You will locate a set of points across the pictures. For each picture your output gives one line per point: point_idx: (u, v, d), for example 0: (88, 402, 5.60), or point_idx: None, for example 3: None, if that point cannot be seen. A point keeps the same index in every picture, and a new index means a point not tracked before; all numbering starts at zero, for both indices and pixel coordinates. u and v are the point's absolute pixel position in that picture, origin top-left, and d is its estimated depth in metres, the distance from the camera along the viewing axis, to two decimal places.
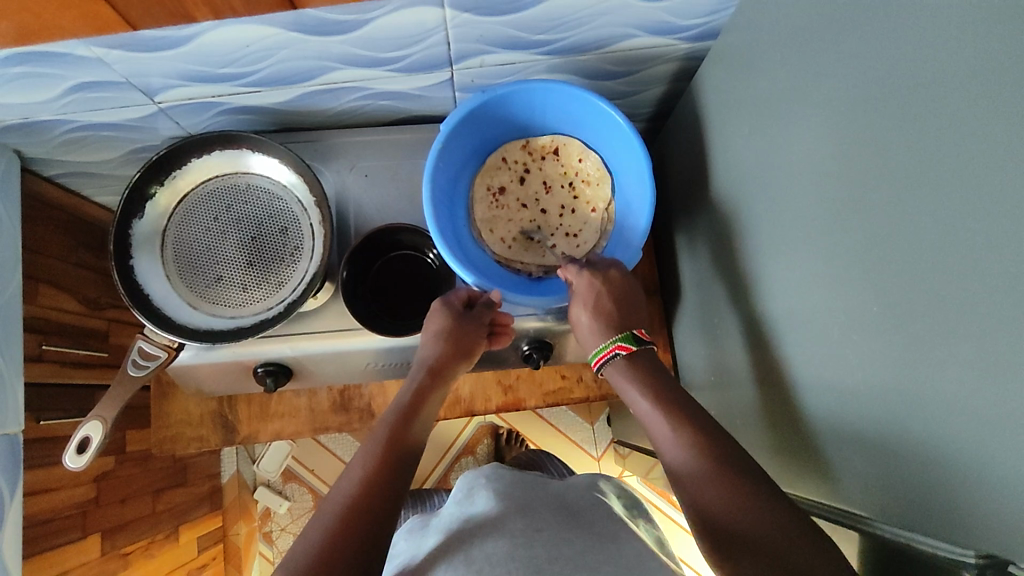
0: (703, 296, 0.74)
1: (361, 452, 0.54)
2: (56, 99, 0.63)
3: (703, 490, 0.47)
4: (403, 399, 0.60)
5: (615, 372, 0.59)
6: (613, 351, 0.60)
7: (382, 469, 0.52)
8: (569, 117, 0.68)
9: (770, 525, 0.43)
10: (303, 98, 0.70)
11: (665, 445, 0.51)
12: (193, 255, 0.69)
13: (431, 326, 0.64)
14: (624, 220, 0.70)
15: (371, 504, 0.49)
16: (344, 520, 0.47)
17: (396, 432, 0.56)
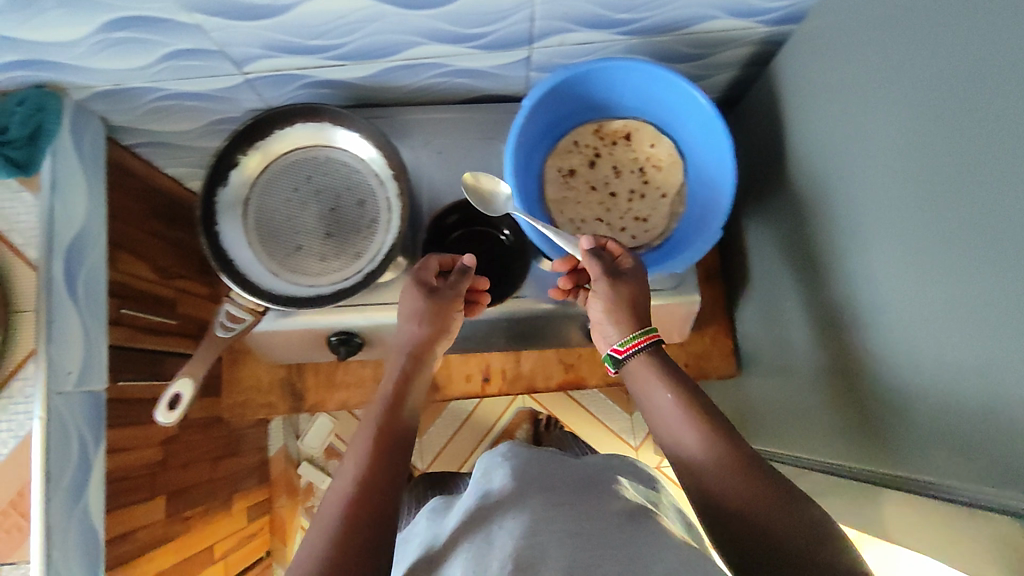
0: (773, 280, 0.74)
1: (355, 436, 0.55)
2: (150, 66, 0.64)
3: (724, 492, 0.49)
4: (392, 377, 0.61)
5: (643, 366, 0.57)
6: (651, 340, 0.58)
7: (379, 452, 0.53)
8: (650, 97, 0.67)
9: (781, 528, 0.46)
10: (384, 73, 0.71)
11: (679, 441, 0.53)
12: (274, 224, 0.71)
13: (410, 305, 0.64)
14: (697, 206, 0.68)
15: (375, 490, 0.51)
16: (353, 510, 0.49)
17: (388, 413, 0.57)
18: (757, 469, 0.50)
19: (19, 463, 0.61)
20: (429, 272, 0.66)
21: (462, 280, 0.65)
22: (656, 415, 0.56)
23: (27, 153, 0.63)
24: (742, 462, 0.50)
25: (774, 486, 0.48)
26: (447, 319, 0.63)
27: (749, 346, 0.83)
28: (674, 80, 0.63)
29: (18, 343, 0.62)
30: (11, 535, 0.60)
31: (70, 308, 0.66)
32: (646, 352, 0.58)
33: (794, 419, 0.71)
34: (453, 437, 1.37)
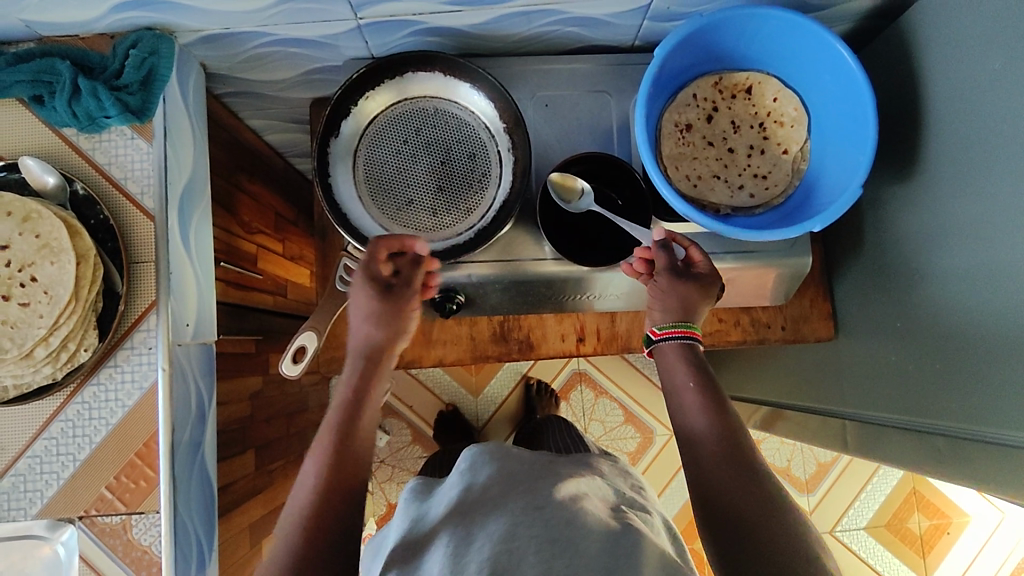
0: (892, 241, 0.73)
1: (315, 458, 0.58)
2: (266, 9, 0.62)
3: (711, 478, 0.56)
4: (348, 392, 0.63)
5: (671, 352, 0.65)
6: (685, 332, 0.65)
7: (340, 471, 0.57)
8: (777, 51, 0.66)
9: (787, 537, 0.52)
10: (497, 20, 0.69)
11: (691, 421, 0.61)
12: (384, 176, 0.70)
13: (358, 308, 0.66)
14: (820, 162, 0.67)
15: (331, 508, 0.55)
16: (306, 530, 0.54)
17: (346, 430, 0.60)
18: (746, 458, 0.57)
19: (144, 414, 0.60)
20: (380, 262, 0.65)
21: (415, 271, 0.67)
22: (678, 405, 0.63)
23: (141, 98, 0.62)
24: (732, 447, 0.58)
25: (752, 481, 0.55)
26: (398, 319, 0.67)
27: (848, 308, 0.81)
28: (811, 28, 0.61)
29: (139, 293, 0.61)
30: (140, 485, 0.60)
31: (185, 260, 0.65)
32: (678, 342, 0.65)
33: (896, 376, 0.71)
34: (505, 400, 1.36)
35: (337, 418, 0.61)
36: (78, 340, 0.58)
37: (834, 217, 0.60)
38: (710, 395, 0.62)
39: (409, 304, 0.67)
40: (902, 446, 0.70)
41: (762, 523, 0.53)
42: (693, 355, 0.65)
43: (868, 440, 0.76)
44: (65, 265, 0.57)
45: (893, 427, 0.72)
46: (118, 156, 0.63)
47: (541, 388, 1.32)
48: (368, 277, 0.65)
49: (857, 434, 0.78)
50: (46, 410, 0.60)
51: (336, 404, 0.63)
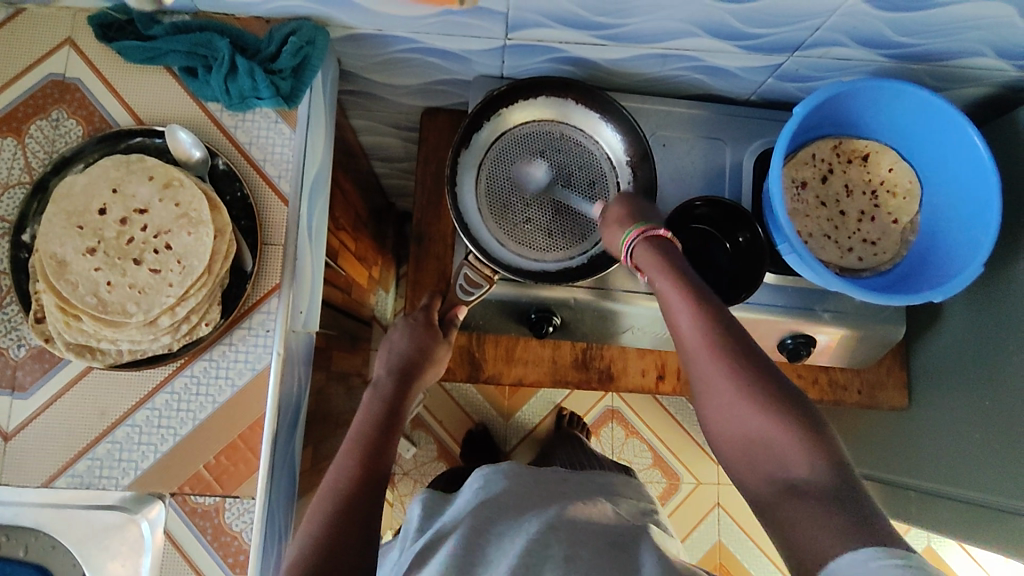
0: (981, 320, 0.74)
1: (345, 444, 0.59)
2: (427, 17, 0.64)
3: (708, 392, 0.53)
4: (384, 394, 0.65)
5: (643, 258, 0.59)
6: (644, 232, 0.60)
7: (368, 461, 0.57)
8: (902, 125, 0.69)
9: (821, 477, 0.47)
10: (634, 59, 0.71)
11: (676, 333, 0.56)
12: (505, 193, 0.71)
13: (397, 337, 0.69)
14: (932, 236, 0.69)
15: (362, 490, 0.54)
16: (332, 509, 0.53)
17: (379, 428, 0.61)
18: (746, 358, 0.52)
19: (252, 396, 0.59)
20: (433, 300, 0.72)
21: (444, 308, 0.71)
22: (688, 359, 0.54)
23: (292, 84, 0.63)
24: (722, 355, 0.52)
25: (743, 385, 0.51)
26: (434, 354, 0.69)
27: (923, 378, 0.81)
28: (944, 108, 0.64)
29: (265, 275, 0.61)
30: (239, 468, 0.59)
31: (306, 248, 0.65)
32: (643, 243, 0.60)
33: (977, 452, 0.73)
34: (537, 427, 1.35)
35: (372, 415, 0.62)
36: (202, 314, 0.57)
37: (958, 288, 0.61)
38: (703, 307, 0.54)
39: (438, 343, 0.70)
40: (991, 524, 0.70)
41: (764, 440, 0.50)
42: (682, 270, 0.56)
43: (953, 518, 0.77)
44: (203, 237, 0.57)
45: (975, 503, 0.73)
46: (260, 137, 0.63)
47: (573, 420, 1.31)
48: (422, 318, 0.70)
49: (941, 511, 0.79)
50: (152, 380, 0.59)
51: (366, 409, 0.63)
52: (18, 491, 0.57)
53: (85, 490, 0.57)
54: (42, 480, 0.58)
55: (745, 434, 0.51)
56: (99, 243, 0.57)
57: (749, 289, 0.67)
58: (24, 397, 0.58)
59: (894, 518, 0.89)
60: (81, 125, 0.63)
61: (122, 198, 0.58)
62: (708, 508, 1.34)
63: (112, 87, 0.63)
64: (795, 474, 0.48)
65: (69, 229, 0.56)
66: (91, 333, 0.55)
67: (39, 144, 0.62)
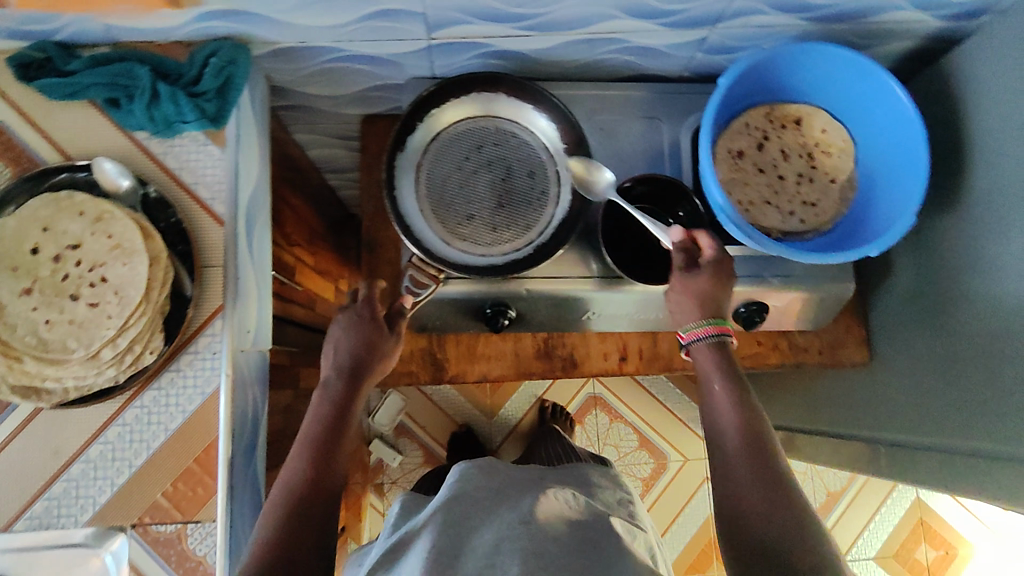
0: (928, 271, 0.75)
1: (297, 450, 0.59)
2: (346, 25, 0.64)
3: (729, 477, 0.57)
4: (334, 396, 0.64)
5: (704, 355, 0.64)
6: (718, 331, 0.63)
7: (320, 469, 0.58)
8: (829, 86, 0.70)
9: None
10: (560, 46, 0.72)
11: (723, 433, 0.60)
12: (446, 191, 0.71)
13: (341, 333, 0.66)
14: (869, 192, 0.70)
15: (314, 502, 0.56)
16: (278, 522, 0.53)
17: (329, 432, 0.61)
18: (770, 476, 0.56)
19: (204, 420, 0.59)
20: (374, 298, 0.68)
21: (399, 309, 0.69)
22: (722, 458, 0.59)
23: (217, 105, 0.63)
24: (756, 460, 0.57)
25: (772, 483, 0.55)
26: (383, 349, 0.66)
27: (883, 332, 0.83)
28: (865, 64, 0.64)
29: (207, 298, 0.61)
30: (197, 494, 0.59)
31: (248, 266, 0.64)
32: (710, 341, 0.63)
33: (931, 399, 0.74)
34: (521, 421, 1.36)
35: (322, 418, 0.62)
36: (144, 343, 0.57)
37: (892, 241, 0.62)
38: (749, 423, 0.60)
39: (387, 338, 0.67)
40: (948, 468, 0.72)
41: (771, 535, 0.52)
42: (731, 374, 0.62)
43: (911, 466, 0.78)
44: (138, 266, 0.56)
45: (933, 449, 0.74)
46: (190, 161, 0.63)
47: (556, 410, 1.31)
48: (367, 313, 0.67)
49: (899, 460, 0.80)
50: (103, 414, 0.59)
51: (315, 411, 0.63)
52: None
53: (44, 532, 0.57)
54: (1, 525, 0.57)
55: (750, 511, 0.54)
56: (35, 283, 0.56)
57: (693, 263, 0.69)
58: None
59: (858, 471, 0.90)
60: (7, 166, 0.62)
61: (54, 236, 0.57)
62: (697, 484, 1.35)
63: (35, 125, 0.63)
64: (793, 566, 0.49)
65: (3, 272, 0.56)
66: (35, 374, 0.55)
67: None
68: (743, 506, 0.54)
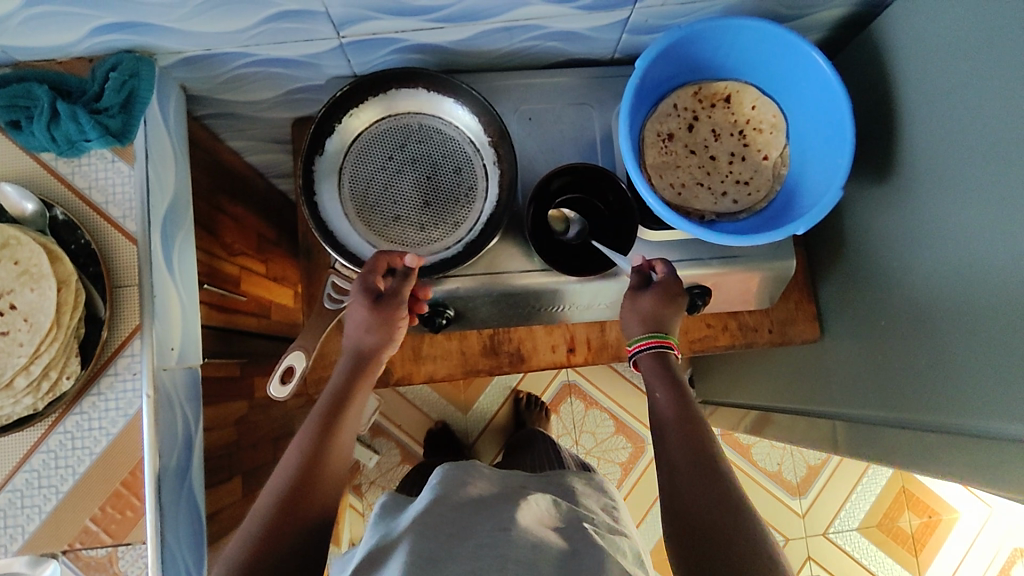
0: (872, 243, 0.74)
1: (293, 447, 0.59)
2: (248, 29, 0.62)
3: (676, 485, 0.55)
4: (336, 388, 0.63)
5: (650, 364, 0.63)
6: (658, 343, 0.63)
7: (311, 468, 0.57)
8: (755, 61, 0.68)
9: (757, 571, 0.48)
10: (479, 36, 0.70)
11: (664, 436, 0.59)
12: (370, 193, 0.70)
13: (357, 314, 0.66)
14: (800, 167, 0.68)
15: (301, 504, 0.55)
16: (266, 520, 0.53)
17: (324, 428, 0.60)
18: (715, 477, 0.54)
19: (129, 442, 0.59)
20: (376, 275, 0.64)
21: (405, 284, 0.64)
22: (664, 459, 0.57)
23: (122, 121, 0.61)
24: (701, 466, 0.55)
25: (714, 483, 0.53)
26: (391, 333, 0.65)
27: (833, 308, 0.82)
28: (785, 36, 0.63)
29: (124, 318, 0.60)
30: (126, 516, 0.58)
31: (168, 282, 0.63)
32: (655, 351, 0.63)
33: (879, 373, 0.73)
34: (496, 415, 1.35)
35: (321, 413, 0.61)
36: (60, 368, 0.56)
37: (819, 217, 0.60)
38: (689, 425, 0.58)
39: (389, 318, 0.64)
40: (890, 441, 0.71)
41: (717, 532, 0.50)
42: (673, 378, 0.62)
43: (854, 439, 0.77)
44: (46, 292, 0.56)
45: (877, 423, 0.74)
46: (99, 179, 0.62)
47: (530, 402, 1.31)
48: (365, 288, 0.64)
49: (845, 433, 0.79)
50: (25, 443, 0.58)
51: (319, 403, 0.63)
52: None
53: None
54: None
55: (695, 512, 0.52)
56: None
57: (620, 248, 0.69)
58: None
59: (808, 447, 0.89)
60: None
61: None
62: None
63: None
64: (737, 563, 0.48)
65: None
66: None
67: None
68: (689, 507, 0.53)
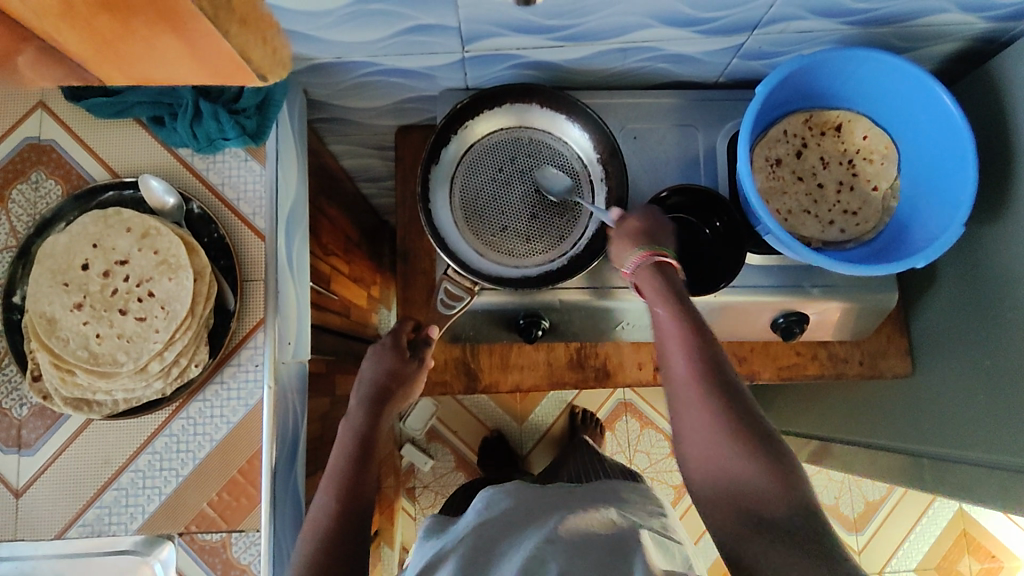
0: (974, 280, 0.73)
1: (324, 482, 0.60)
2: (380, 40, 0.64)
3: (683, 416, 0.55)
4: (357, 423, 0.65)
5: (647, 278, 0.59)
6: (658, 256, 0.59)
7: (348, 495, 0.58)
8: (870, 92, 0.68)
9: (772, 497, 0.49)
10: (594, 56, 0.71)
11: (665, 357, 0.57)
12: (479, 203, 0.71)
13: (374, 359, 0.68)
14: (912, 200, 0.68)
15: (343, 533, 0.56)
16: (311, 556, 0.54)
17: (359, 460, 0.61)
18: (723, 395, 0.54)
19: (246, 431, 0.61)
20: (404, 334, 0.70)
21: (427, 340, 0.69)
22: (668, 379, 0.57)
23: (256, 122, 0.63)
24: (720, 403, 0.53)
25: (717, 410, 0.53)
26: (406, 371, 0.68)
27: (925, 343, 0.81)
28: (909, 70, 0.63)
29: (249, 311, 0.62)
30: (241, 503, 0.60)
31: (287, 279, 0.65)
32: (655, 266, 0.59)
33: (973, 413, 0.72)
34: (551, 427, 1.36)
35: (345, 448, 0.62)
36: (190, 356, 0.58)
37: (939, 253, 0.60)
38: (686, 341, 0.56)
39: (409, 364, 0.68)
40: (985, 483, 0.70)
41: (735, 466, 0.51)
42: (686, 311, 0.56)
43: (942, 476, 0.76)
44: (183, 282, 0.58)
45: (966, 463, 0.73)
46: (232, 176, 0.65)
47: (585, 417, 1.31)
48: (392, 342, 0.69)
49: (932, 470, 0.78)
50: (150, 424, 0.60)
51: (347, 439, 0.63)
52: (36, 544, 0.59)
53: (97, 539, 0.59)
54: (55, 531, 0.59)
55: (723, 479, 0.52)
56: (85, 298, 0.58)
57: (740, 266, 0.68)
58: (30, 454, 0.59)
59: (888, 479, 0.87)
60: (60, 185, 0.64)
61: (103, 252, 0.59)
62: None
63: (85, 143, 0.65)
64: (752, 486, 0.50)
65: (55, 287, 0.57)
66: (86, 386, 0.56)
67: (21, 207, 0.63)
68: (702, 440, 0.53)
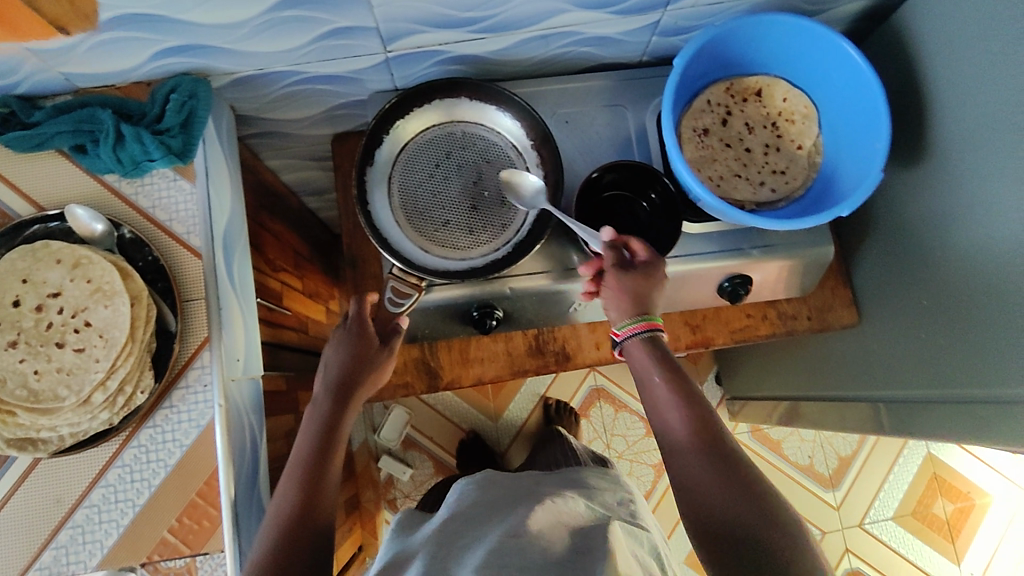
0: (904, 226, 0.76)
1: (287, 476, 0.61)
2: (300, 48, 0.64)
3: (687, 476, 0.57)
4: (321, 414, 0.66)
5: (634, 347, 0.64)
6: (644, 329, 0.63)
7: (309, 491, 0.60)
8: (784, 55, 0.70)
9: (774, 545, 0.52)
10: (517, 45, 0.72)
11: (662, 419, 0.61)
12: (419, 200, 0.72)
13: (340, 344, 0.68)
14: (835, 155, 0.71)
15: (303, 530, 0.58)
16: (270, 548, 0.56)
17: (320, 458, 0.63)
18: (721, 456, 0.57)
19: (203, 452, 0.60)
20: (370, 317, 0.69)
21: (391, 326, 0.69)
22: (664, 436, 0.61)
23: (183, 140, 0.63)
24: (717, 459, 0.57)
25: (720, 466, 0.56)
26: (372, 358, 0.68)
27: (867, 292, 0.83)
28: (815, 30, 0.65)
29: (192, 331, 0.62)
30: (203, 526, 0.59)
31: (230, 295, 0.65)
32: (639, 336, 0.63)
33: (917, 352, 0.75)
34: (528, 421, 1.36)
35: (307, 445, 0.64)
36: (134, 383, 0.57)
37: (860, 200, 0.62)
38: (693, 407, 0.60)
39: (376, 354, 0.68)
40: (934, 418, 0.72)
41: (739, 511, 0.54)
42: (680, 375, 0.61)
43: (896, 418, 0.79)
44: (120, 308, 0.57)
45: (915, 401, 0.75)
46: (161, 198, 0.64)
47: (559, 407, 1.32)
48: (357, 328, 0.68)
49: (886, 412, 0.81)
50: (102, 457, 0.59)
51: (310, 432, 0.65)
52: None
53: None
54: None
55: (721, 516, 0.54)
56: (19, 335, 0.57)
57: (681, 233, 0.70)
58: None
59: (849, 427, 0.90)
60: None
61: (34, 286, 0.57)
62: None
63: (6, 179, 0.63)
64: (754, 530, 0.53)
65: None
66: (29, 425, 0.55)
67: None
68: (705, 492, 0.56)
